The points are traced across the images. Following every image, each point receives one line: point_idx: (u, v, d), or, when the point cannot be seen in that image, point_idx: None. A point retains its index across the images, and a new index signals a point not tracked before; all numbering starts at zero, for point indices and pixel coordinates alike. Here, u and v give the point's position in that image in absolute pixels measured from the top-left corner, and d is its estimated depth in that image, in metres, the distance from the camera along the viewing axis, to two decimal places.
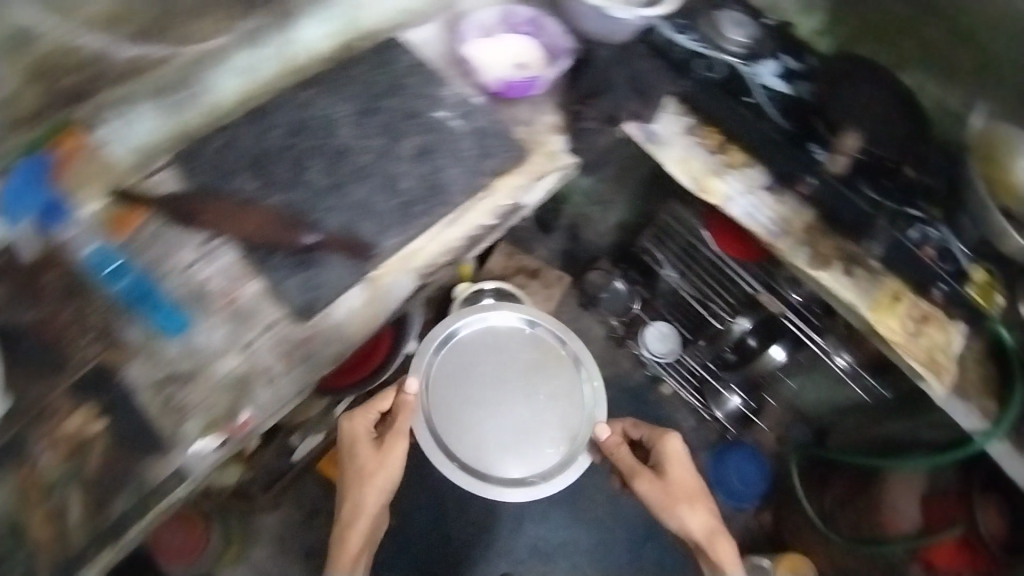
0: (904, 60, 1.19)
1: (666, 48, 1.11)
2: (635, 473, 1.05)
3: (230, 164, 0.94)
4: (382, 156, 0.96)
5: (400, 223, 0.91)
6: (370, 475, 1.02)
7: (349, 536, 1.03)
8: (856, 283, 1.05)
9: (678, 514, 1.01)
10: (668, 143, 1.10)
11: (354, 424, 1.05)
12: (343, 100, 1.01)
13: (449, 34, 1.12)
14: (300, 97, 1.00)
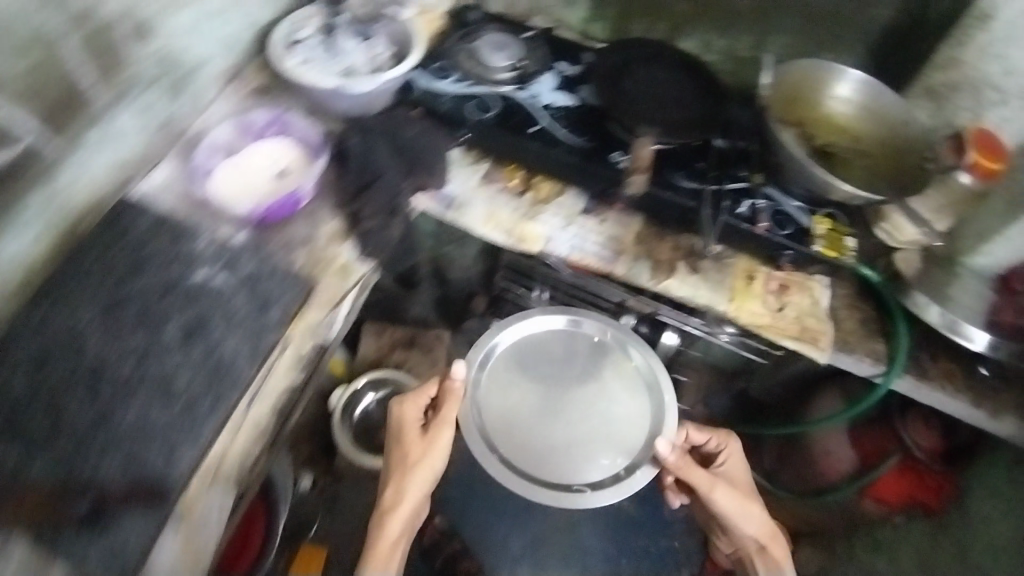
0: (677, 23, 1.12)
1: (432, 100, 0.98)
2: (707, 482, 0.90)
3: None
4: (148, 356, 0.79)
5: (190, 435, 0.76)
6: (416, 460, 0.87)
7: (384, 531, 0.85)
8: (705, 278, 0.99)
9: (749, 519, 0.91)
10: (468, 202, 0.98)
11: (405, 412, 0.90)
12: (79, 302, 0.82)
13: (188, 172, 0.96)
14: (33, 318, 0.81)
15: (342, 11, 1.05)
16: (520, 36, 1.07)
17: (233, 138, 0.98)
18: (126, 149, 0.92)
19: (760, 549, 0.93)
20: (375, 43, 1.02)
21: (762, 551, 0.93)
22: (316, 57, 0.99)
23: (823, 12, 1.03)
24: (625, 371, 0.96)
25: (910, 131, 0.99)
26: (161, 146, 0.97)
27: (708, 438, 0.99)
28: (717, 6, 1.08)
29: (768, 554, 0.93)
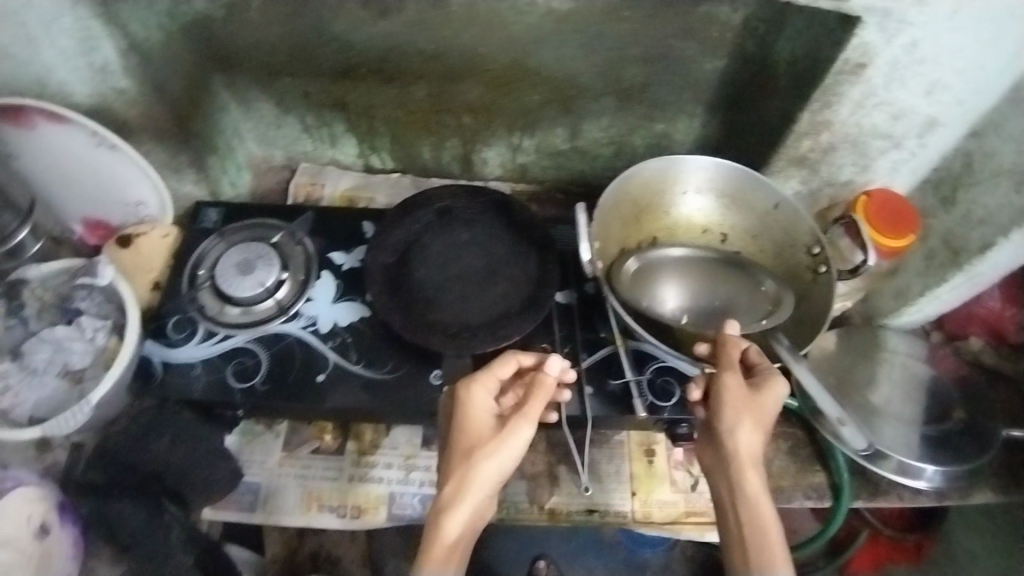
0: (471, 137, 0.92)
1: (182, 380, 0.77)
2: (729, 375, 0.63)
3: None
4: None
5: None
6: (482, 451, 0.60)
7: (441, 537, 0.58)
8: (595, 476, 0.80)
9: (744, 426, 0.61)
10: (276, 489, 0.78)
11: (473, 396, 0.65)
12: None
13: None
14: None
15: (23, 296, 0.80)
16: (271, 239, 0.83)
17: None
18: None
19: (758, 540, 0.57)
20: (87, 326, 0.80)
21: (753, 544, 0.57)
22: (15, 381, 0.78)
23: (627, 87, 0.83)
24: (754, 296, 0.76)
25: (784, 216, 0.78)
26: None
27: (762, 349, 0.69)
28: (506, 108, 0.87)
29: (761, 548, 0.57)
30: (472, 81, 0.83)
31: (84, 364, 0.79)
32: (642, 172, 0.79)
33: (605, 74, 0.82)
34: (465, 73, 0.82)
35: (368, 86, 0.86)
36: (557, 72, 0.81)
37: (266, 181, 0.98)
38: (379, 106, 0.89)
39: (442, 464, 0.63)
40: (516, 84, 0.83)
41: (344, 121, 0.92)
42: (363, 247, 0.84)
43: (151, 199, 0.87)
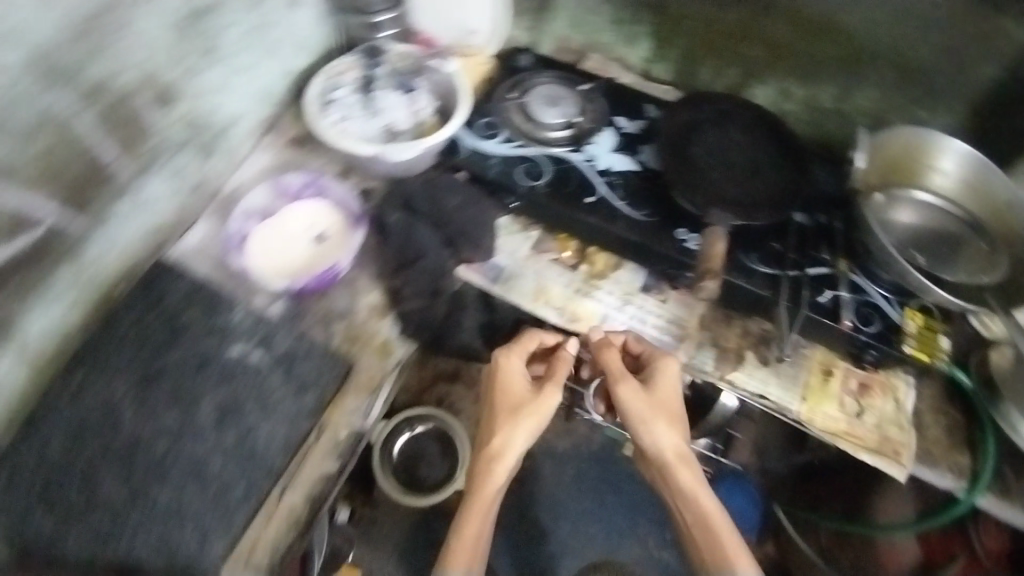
0: (756, 68, 1.05)
1: (479, 164, 0.93)
2: (625, 386, 0.79)
3: (16, 503, 0.77)
4: (184, 438, 0.81)
5: (221, 517, 0.77)
6: (524, 408, 0.79)
7: (482, 488, 0.75)
8: (777, 371, 0.89)
9: (659, 427, 0.77)
10: (516, 274, 0.92)
11: (510, 363, 0.83)
12: (117, 374, 0.84)
13: (221, 234, 0.98)
14: (71, 386, 0.84)
15: (382, 59, 1.02)
16: (576, 88, 1.01)
17: (272, 182, 0.98)
18: (161, 212, 0.95)
19: (704, 523, 0.72)
20: (418, 100, 0.99)
21: (704, 523, 0.72)
22: (354, 114, 0.97)
23: (918, 66, 0.93)
24: (977, 253, 0.88)
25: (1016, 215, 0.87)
26: (196, 198, 0.99)
27: (642, 348, 0.86)
28: (800, 52, 0.99)
29: (710, 529, 0.72)
30: (779, 20, 0.96)
31: (410, 122, 0.98)
32: (910, 129, 0.91)
33: (896, 51, 0.93)
34: (779, 11, 0.95)
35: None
36: (859, 33, 0.93)
37: (560, 57, 1.15)
38: (690, 22, 1.04)
39: (486, 421, 0.80)
40: (820, 34, 0.95)
41: (653, 24, 1.07)
42: (644, 121, 0.99)
43: (485, 30, 1.06)
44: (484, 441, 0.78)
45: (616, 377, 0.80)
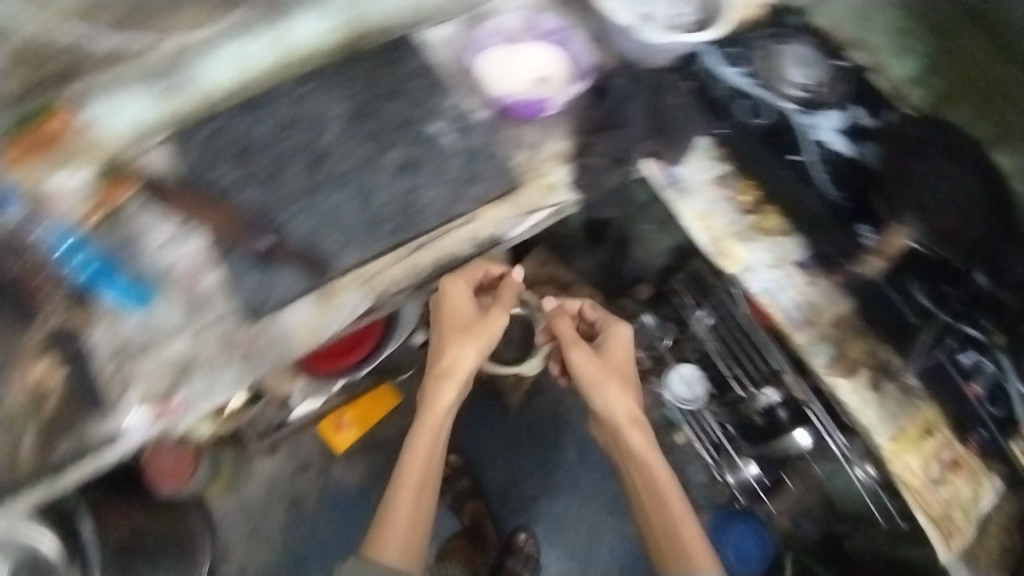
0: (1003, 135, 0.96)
1: (708, 82, 0.97)
2: (576, 349, 1.16)
3: (217, 150, 0.90)
4: (363, 170, 0.89)
5: (362, 240, 0.85)
6: (473, 331, 1.10)
7: (433, 409, 1.14)
8: (881, 401, 0.89)
9: (608, 390, 1.15)
10: (691, 192, 0.96)
11: (460, 296, 1.10)
12: (337, 98, 0.94)
13: (466, 37, 0.99)
14: (296, 90, 0.93)
15: None
16: (832, 60, 1.01)
17: (528, 12, 1.00)
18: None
19: (659, 508, 1.13)
20: (686, 5, 0.99)
21: (652, 486, 1.14)
22: None
23: None
24: None
25: None
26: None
27: (598, 317, 1.22)
28: None
29: (657, 488, 1.13)
30: None
31: (670, 19, 0.98)
32: None
33: None
34: None
35: (970, 38, 0.99)
36: None
37: None
38: (961, 57, 1.00)
39: (441, 341, 1.11)
40: None
41: (927, 46, 1.02)
42: (882, 120, 0.98)
43: None
44: (437, 360, 1.12)
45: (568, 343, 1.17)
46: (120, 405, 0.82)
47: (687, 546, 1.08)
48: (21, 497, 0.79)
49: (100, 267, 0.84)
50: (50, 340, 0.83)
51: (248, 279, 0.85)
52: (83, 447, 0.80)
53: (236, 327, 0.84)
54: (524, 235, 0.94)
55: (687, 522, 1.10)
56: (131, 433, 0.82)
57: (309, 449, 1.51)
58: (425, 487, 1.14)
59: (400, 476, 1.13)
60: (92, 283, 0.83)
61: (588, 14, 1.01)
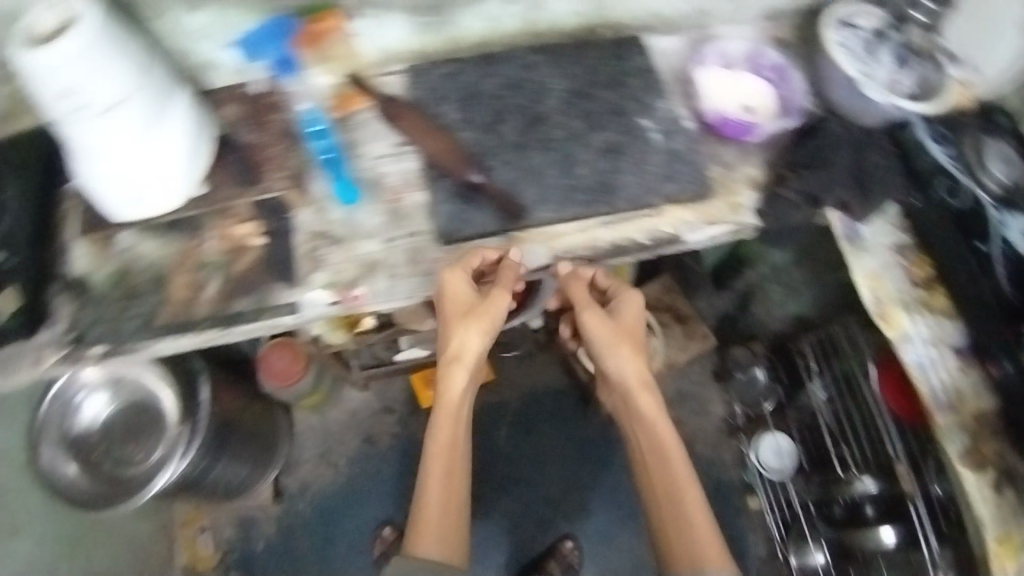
0: None
1: (914, 152, 0.99)
2: (590, 309, 0.92)
3: (446, 91, 0.98)
4: (572, 141, 0.95)
5: (558, 202, 0.91)
6: (475, 318, 0.87)
7: (446, 397, 0.93)
8: (1001, 503, 0.87)
9: (621, 354, 0.94)
10: (869, 249, 0.99)
11: (456, 278, 0.85)
12: (563, 74, 1.00)
13: (690, 53, 1.06)
14: (528, 59, 1.01)
15: (905, 29, 1.03)
16: None
17: (753, 46, 1.05)
18: (671, 6, 1.04)
19: (676, 494, 0.91)
20: (903, 76, 1.01)
21: (659, 453, 0.94)
22: (852, 49, 1.01)
23: None
24: None
25: None
26: (691, 17, 1.06)
27: (608, 283, 0.98)
28: None
29: (665, 457, 0.93)
30: None
31: (892, 86, 1.00)
32: None
33: None
34: None
35: None
36: None
37: None
38: None
39: (442, 328, 0.89)
40: None
41: None
42: None
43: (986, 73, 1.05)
44: (444, 343, 0.91)
45: (577, 304, 0.92)
46: (306, 279, 0.89)
47: (699, 544, 0.86)
48: (199, 330, 0.87)
49: (332, 155, 0.93)
50: (261, 206, 0.92)
51: (452, 205, 0.90)
52: (260, 305, 0.88)
53: (431, 244, 0.90)
54: (703, 245, 0.95)
55: (690, 493, 0.91)
56: (310, 306, 0.87)
57: (396, 394, 1.58)
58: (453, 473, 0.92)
59: (428, 470, 0.91)
60: (324, 166, 0.94)
61: (809, 67, 1.06)
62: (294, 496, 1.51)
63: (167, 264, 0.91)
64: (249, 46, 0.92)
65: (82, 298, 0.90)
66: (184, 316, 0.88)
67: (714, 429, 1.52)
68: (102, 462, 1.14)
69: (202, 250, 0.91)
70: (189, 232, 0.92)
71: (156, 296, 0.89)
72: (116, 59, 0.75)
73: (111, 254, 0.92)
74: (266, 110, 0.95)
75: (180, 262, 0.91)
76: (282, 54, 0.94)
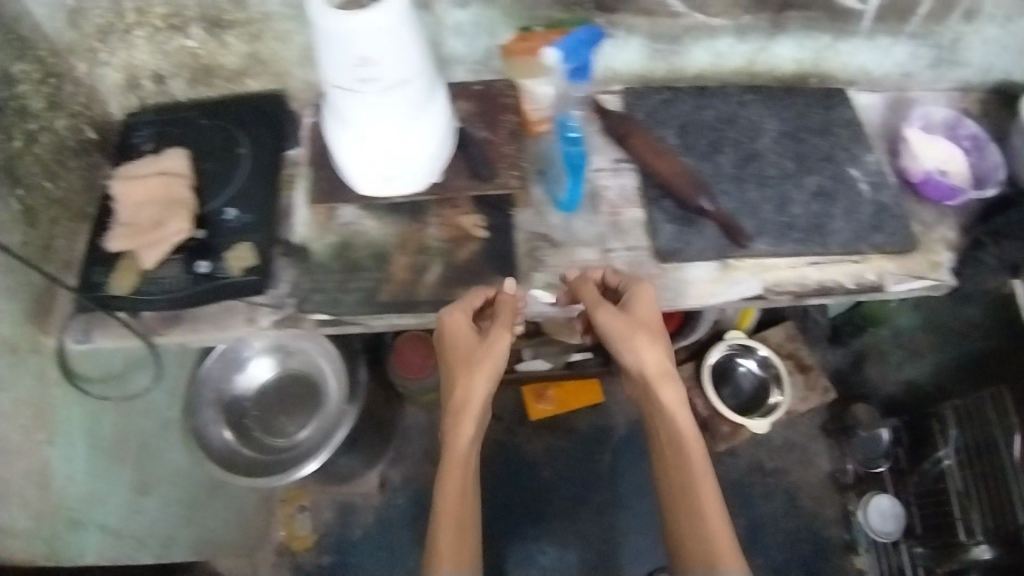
0: None
1: None
2: (603, 309, 0.81)
3: (665, 116, 1.01)
4: (786, 180, 0.98)
5: (775, 235, 0.93)
6: (478, 364, 0.82)
7: (456, 449, 0.84)
8: None
9: (639, 345, 0.82)
10: None
11: (455, 321, 0.84)
12: (775, 115, 1.04)
13: (889, 113, 1.10)
14: (740, 97, 1.05)
15: None
16: None
17: (954, 115, 1.08)
18: (879, 66, 1.08)
19: (694, 498, 0.81)
20: None
21: (680, 450, 0.82)
22: None
23: None
24: None
25: None
26: (893, 78, 1.10)
27: (619, 278, 0.86)
28: None
29: (683, 448, 0.82)
30: None
31: None
32: None
33: None
34: None
35: None
36: None
37: None
38: None
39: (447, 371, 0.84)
40: None
41: None
42: None
43: None
44: (450, 393, 0.85)
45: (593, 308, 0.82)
46: (527, 277, 0.90)
47: (711, 533, 0.79)
48: (421, 312, 0.88)
49: (575, 162, 0.91)
50: (484, 201, 0.94)
51: (673, 227, 0.91)
52: (482, 296, 0.89)
53: (648, 260, 0.91)
54: (902, 296, 0.97)
55: (701, 469, 0.81)
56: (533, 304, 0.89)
57: (506, 402, 1.59)
58: (466, 522, 0.83)
59: (440, 520, 0.82)
60: (563, 169, 0.92)
61: (1001, 142, 1.09)
62: (395, 489, 1.53)
63: (388, 243, 0.93)
64: (562, 51, 0.84)
65: (304, 264, 0.91)
66: (406, 294, 0.89)
67: (819, 485, 1.50)
68: (251, 427, 1.15)
69: (424, 234, 0.93)
70: (412, 215, 0.94)
71: (378, 272, 0.91)
72: (414, 43, 0.78)
73: (334, 226, 0.93)
74: (497, 111, 0.98)
75: (401, 243, 0.92)
76: (582, 62, 0.86)
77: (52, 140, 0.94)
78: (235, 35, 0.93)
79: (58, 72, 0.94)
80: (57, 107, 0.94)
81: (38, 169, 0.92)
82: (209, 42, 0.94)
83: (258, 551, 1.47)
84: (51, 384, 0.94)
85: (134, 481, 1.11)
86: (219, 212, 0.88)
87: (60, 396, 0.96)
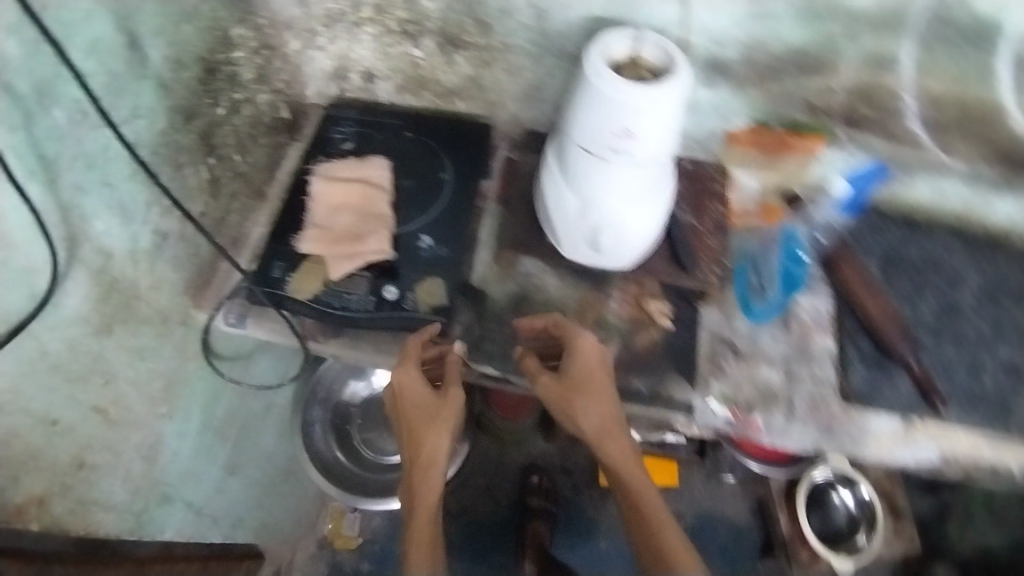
0: None
1: None
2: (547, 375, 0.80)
3: (868, 244, 0.97)
4: (984, 346, 0.91)
5: (967, 405, 0.87)
6: (440, 418, 0.80)
7: (419, 507, 0.80)
8: None
9: (581, 410, 0.79)
10: None
11: (408, 378, 0.79)
12: (982, 270, 0.97)
13: None
14: (947, 242, 0.99)
15: None
16: None
17: None
18: None
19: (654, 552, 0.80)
20: None
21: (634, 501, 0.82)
22: None
23: None
24: None
25: None
26: None
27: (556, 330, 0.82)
28: None
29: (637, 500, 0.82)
30: None
31: None
32: None
33: None
34: None
35: None
36: None
37: None
38: None
39: (405, 426, 0.81)
40: None
41: None
42: None
43: None
44: (412, 449, 0.81)
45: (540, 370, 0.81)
46: (702, 383, 0.84)
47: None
48: None
49: (790, 279, 0.91)
50: (672, 289, 0.89)
51: (866, 371, 0.87)
52: (654, 395, 0.83)
53: (831, 397, 0.85)
54: None
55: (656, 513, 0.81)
56: (706, 414, 0.83)
57: None
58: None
59: None
60: (775, 282, 0.91)
61: None
62: (450, 516, 1.42)
63: (568, 308, 0.88)
64: (849, 181, 0.94)
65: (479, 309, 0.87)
66: None
67: None
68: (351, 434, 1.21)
69: (605, 307, 0.88)
70: (597, 283, 0.89)
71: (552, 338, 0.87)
72: (676, 127, 0.74)
73: (515, 275, 0.88)
74: (705, 197, 0.94)
75: (580, 311, 0.87)
76: (853, 202, 0.96)
77: (251, 113, 0.90)
78: (465, 57, 0.91)
79: (271, 44, 0.89)
80: (263, 80, 0.90)
81: (231, 141, 0.88)
82: (435, 57, 0.91)
83: (301, 542, 1.43)
84: (189, 359, 0.91)
85: (226, 462, 1.07)
86: (414, 237, 0.87)
87: (193, 371, 0.93)
